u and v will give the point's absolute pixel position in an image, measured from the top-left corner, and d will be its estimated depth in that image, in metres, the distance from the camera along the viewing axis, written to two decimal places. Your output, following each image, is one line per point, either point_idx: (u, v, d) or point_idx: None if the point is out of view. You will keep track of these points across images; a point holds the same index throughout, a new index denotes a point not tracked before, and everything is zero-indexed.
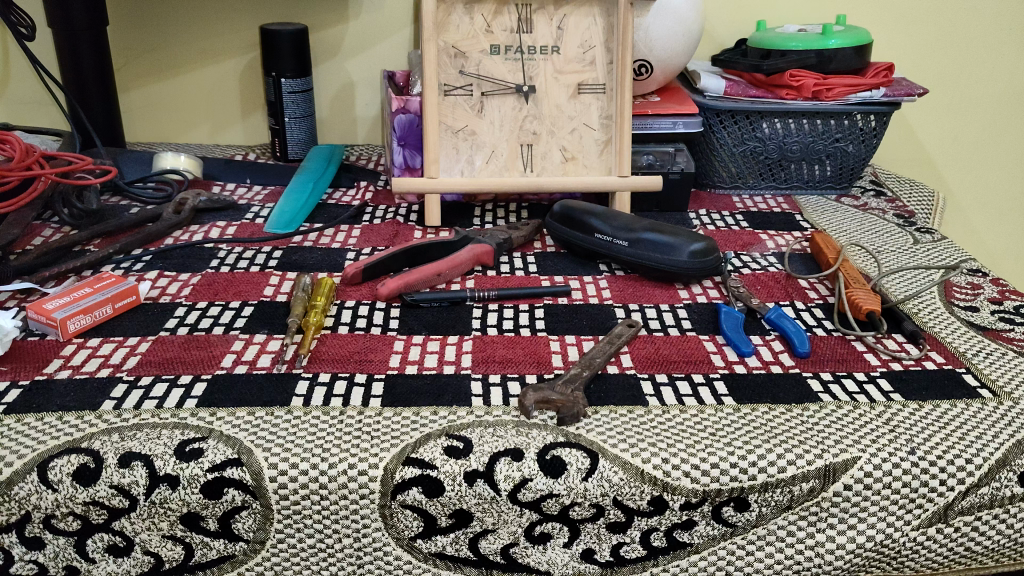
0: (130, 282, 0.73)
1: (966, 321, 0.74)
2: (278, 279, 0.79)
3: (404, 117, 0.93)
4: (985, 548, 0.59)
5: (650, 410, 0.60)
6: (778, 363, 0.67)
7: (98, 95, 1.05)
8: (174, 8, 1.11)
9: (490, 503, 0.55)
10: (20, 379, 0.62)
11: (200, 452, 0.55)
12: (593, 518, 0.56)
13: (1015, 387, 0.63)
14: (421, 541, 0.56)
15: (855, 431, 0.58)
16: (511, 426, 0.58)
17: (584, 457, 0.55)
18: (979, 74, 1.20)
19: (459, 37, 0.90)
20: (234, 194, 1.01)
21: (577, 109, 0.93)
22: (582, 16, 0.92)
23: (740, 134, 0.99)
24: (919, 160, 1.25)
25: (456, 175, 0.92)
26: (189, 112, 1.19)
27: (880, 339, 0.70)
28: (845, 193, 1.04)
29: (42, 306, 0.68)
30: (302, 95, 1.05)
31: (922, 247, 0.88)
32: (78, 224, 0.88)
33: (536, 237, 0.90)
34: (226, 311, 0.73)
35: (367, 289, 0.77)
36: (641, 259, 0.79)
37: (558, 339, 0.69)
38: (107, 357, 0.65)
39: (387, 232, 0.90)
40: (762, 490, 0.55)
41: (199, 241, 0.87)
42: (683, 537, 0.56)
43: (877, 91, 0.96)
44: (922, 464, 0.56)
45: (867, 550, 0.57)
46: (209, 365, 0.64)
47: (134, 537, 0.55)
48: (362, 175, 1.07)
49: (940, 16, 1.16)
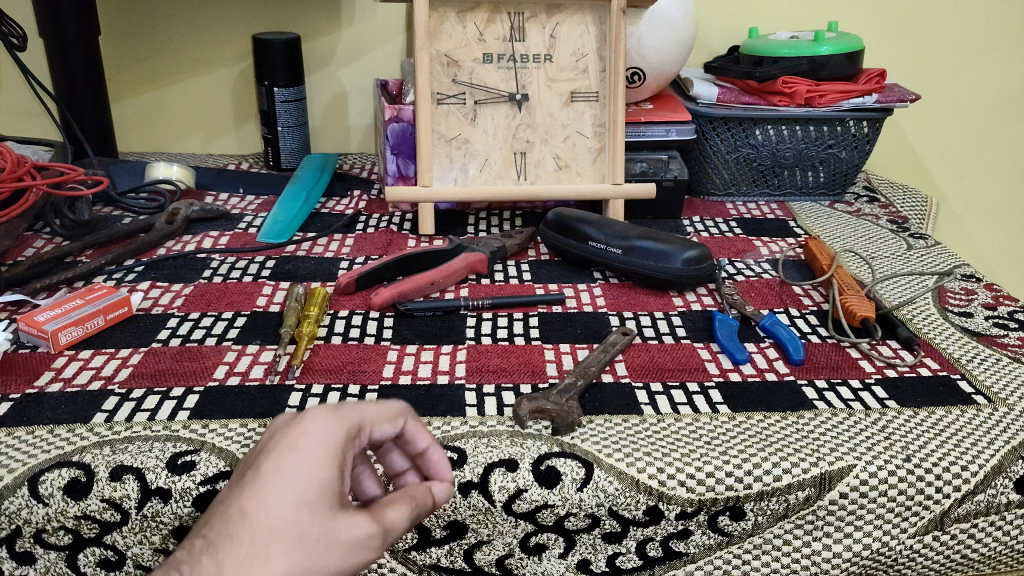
0: (122, 293, 0.72)
1: (960, 326, 0.74)
2: (271, 289, 0.79)
3: (398, 125, 0.92)
4: (981, 555, 0.60)
5: (645, 418, 0.60)
6: (774, 370, 0.67)
7: (89, 105, 1.05)
8: (167, 16, 1.11)
9: (485, 515, 0.55)
10: (10, 392, 0.61)
11: (192, 465, 0.54)
12: (588, 529, 0.55)
13: (1009, 393, 0.63)
14: (416, 553, 0.56)
15: (850, 439, 0.58)
16: (505, 436, 0.57)
17: (579, 467, 0.55)
18: (970, 80, 1.20)
19: (452, 46, 0.90)
20: (227, 204, 1.00)
21: (570, 117, 0.93)
22: (574, 24, 0.92)
23: (734, 140, 0.99)
24: (913, 166, 1.26)
25: (449, 183, 0.92)
26: (182, 121, 1.19)
27: (875, 346, 0.70)
28: (838, 199, 1.04)
29: (33, 318, 0.68)
30: (294, 104, 1.05)
31: (916, 253, 0.88)
32: (70, 235, 0.88)
33: (530, 246, 0.90)
34: (219, 322, 0.72)
35: (360, 299, 0.77)
36: (635, 268, 0.79)
37: (552, 348, 0.69)
38: (98, 369, 0.64)
39: (381, 241, 0.90)
40: (758, 499, 0.55)
41: (192, 251, 0.86)
42: (679, 547, 0.56)
43: (869, 97, 0.96)
44: (918, 472, 0.56)
45: (864, 558, 0.57)
46: (201, 376, 0.64)
47: (125, 551, 0.54)
48: (355, 184, 1.06)
49: (933, 21, 1.16)
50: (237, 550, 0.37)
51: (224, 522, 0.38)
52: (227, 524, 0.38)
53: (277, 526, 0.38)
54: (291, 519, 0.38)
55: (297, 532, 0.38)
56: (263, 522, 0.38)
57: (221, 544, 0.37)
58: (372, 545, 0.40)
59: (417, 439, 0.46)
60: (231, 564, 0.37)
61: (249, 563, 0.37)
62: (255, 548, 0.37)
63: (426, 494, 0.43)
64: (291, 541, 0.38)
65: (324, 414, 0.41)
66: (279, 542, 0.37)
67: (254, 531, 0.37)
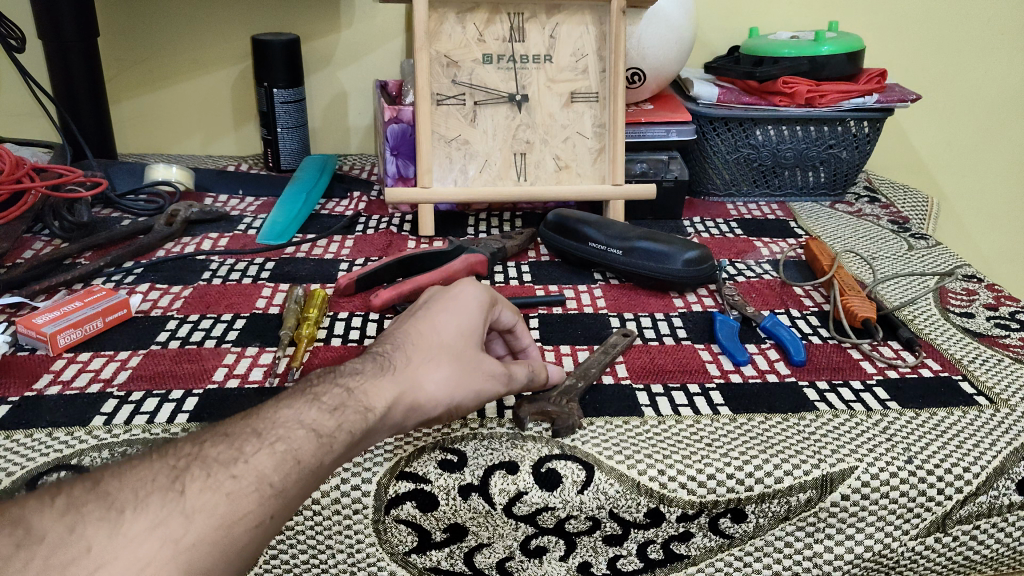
0: (121, 295, 0.72)
1: (961, 327, 0.73)
2: (270, 291, 0.78)
3: (397, 126, 0.92)
4: (984, 557, 0.60)
5: (645, 420, 0.60)
6: (774, 371, 0.66)
7: (89, 106, 1.04)
8: (166, 17, 1.11)
9: (485, 517, 0.54)
10: (9, 395, 0.61)
11: None
12: (589, 531, 0.55)
13: (1012, 394, 0.63)
14: (416, 556, 0.56)
15: (853, 440, 0.58)
16: (505, 439, 0.57)
17: (579, 469, 0.55)
18: (972, 79, 1.20)
19: (451, 46, 0.90)
20: (226, 205, 1.00)
21: (570, 117, 0.93)
22: (574, 24, 0.91)
23: (734, 141, 0.98)
24: (914, 166, 1.26)
25: (449, 184, 0.92)
26: (182, 123, 1.18)
27: (876, 347, 0.70)
28: (839, 200, 1.04)
29: (32, 320, 0.67)
30: (293, 105, 1.05)
31: (917, 254, 0.88)
32: (69, 237, 0.87)
33: (530, 247, 0.90)
34: (218, 324, 0.72)
35: (359, 300, 0.77)
36: (636, 269, 0.78)
37: (552, 349, 0.69)
38: (98, 372, 0.64)
39: (381, 242, 0.90)
40: (759, 501, 0.55)
41: (192, 253, 0.86)
42: (680, 549, 0.56)
43: (870, 97, 0.96)
44: (920, 473, 0.55)
45: (866, 560, 0.57)
46: (200, 378, 0.64)
47: None
48: (355, 185, 1.06)
49: (934, 21, 1.16)
50: (418, 352, 0.53)
51: (407, 333, 0.54)
52: (411, 336, 0.54)
53: (447, 344, 0.54)
54: (454, 341, 0.54)
55: (459, 350, 0.54)
56: (436, 339, 0.54)
57: (408, 347, 0.53)
58: (504, 380, 0.55)
59: (520, 337, 0.61)
60: (416, 360, 0.52)
61: (427, 362, 0.53)
62: (432, 353, 0.53)
63: (541, 370, 0.59)
64: (456, 354, 0.54)
65: (475, 285, 0.59)
66: (446, 354, 0.53)
67: (431, 344, 0.54)
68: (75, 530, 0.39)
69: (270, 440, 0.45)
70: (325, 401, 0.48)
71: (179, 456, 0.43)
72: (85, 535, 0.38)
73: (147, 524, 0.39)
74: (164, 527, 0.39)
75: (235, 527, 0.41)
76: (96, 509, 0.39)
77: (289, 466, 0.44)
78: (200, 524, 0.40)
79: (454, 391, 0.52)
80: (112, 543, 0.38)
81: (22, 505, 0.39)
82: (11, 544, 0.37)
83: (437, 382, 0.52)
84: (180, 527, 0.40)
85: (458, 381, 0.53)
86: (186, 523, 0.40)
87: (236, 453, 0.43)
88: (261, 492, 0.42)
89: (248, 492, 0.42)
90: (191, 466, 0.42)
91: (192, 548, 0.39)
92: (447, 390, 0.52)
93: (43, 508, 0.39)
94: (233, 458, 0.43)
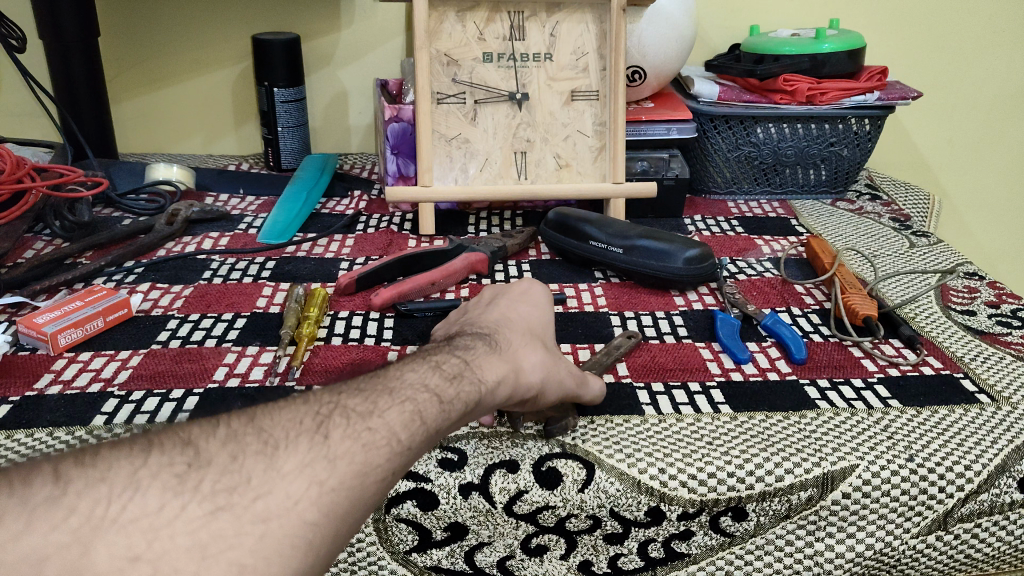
0: (122, 294, 0.72)
1: (963, 325, 0.73)
2: (271, 290, 0.79)
3: (398, 125, 0.92)
4: (985, 555, 0.60)
5: (647, 418, 0.60)
6: (775, 370, 0.66)
7: (91, 106, 1.04)
8: (167, 16, 1.11)
9: (486, 516, 0.54)
10: (9, 395, 0.61)
11: None
12: (590, 529, 0.55)
13: (1014, 392, 0.63)
14: (416, 555, 0.55)
15: (855, 438, 0.58)
16: (506, 438, 0.57)
17: (580, 468, 0.55)
18: (975, 76, 1.19)
19: (452, 44, 0.90)
20: (227, 205, 1.00)
21: (570, 116, 0.93)
22: (574, 23, 0.91)
23: (735, 139, 0.98)
24: (915, 165, 1.25)
25: (449, 183, 0.92)
26: (183, 123, 1.18)
27: (877, 344, 0.70)
28: (840, 198, 1.04)
29: (32, 319, 0.67)
30: (293, 104, 1.04)
31: (918, 251, 0.88)
32: (70, 236, 0.88)
33: (531, 246, 0.89)
34: (219, 323, 0.72)
35: (360, 299, 0.77)
36: (636, 268, 0.79)
37: None
38: (98, 371, 0.64)
39: (381, 241, 0.90)
40: (760, 499, 0.54)
41: (192, 252, 0.86)
42: (681, 548, 0.56)
43: (871, 95, 0.95)
44: (921, 471, 0.55)
45: (866, 558, 0.57)
46: (200, 377, 0.64)
47: None
48: (355, 184, 1.06)
49: (935, 19, 1.16)
50: (509, 339, 0.56)
51: (492, 326, 0.57)
52: (499, 328, 0.57)
53: (529, 337, 0.57)
54: (534, 335, 0.57)
55: (541, 343, 0.57)
56: (519, 333, 0.57)
57: (499, 335, 0.56)
58: (581, 380, 0.58)
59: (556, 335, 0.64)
60: (511, 345, 0.55)
61: (520, 347, 0.55)
62: (525, 341, 0.56)
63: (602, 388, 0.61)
64: (545, 346, 0.57)
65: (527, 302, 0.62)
66: (534, 343, 0.56)
67: (517, 335, 0.57)
68: (237, 459, 0.38)
69: (401, 399, 0.44)
70: (446, 369, 0.49)
71: (321, 404, 0.42)
72: (245, 465, 0.37)
73: (298, 464, 0.38)
74: (312, 469, 0.38)
75: (368, 478, 0.40)
76: (254, 442, 0.39)
77: (417, 425, 0.44)
78: (343, 470, 0.39)
79: (547, 374, 0.54)
80: (269, 476, 0.37)
81: (187, 429, 0.39)
82: (182, 464, 0.36)
83: (533, 362, 0.54)
84: (326, 470, 0.38)
85: (550, 365, 0.55)
86: (332, 467, 0.39)
87: (371, 407, 0.43)
88: (392, 447, 0.41)
89: (381, 445, 0.41)
90: (334, 414, 0.42)
91: (336, 492, 0.38)
92: (543, 372, 0.54)
93: (206, 435, 0.38)
94: (370, 412, 0.43)
